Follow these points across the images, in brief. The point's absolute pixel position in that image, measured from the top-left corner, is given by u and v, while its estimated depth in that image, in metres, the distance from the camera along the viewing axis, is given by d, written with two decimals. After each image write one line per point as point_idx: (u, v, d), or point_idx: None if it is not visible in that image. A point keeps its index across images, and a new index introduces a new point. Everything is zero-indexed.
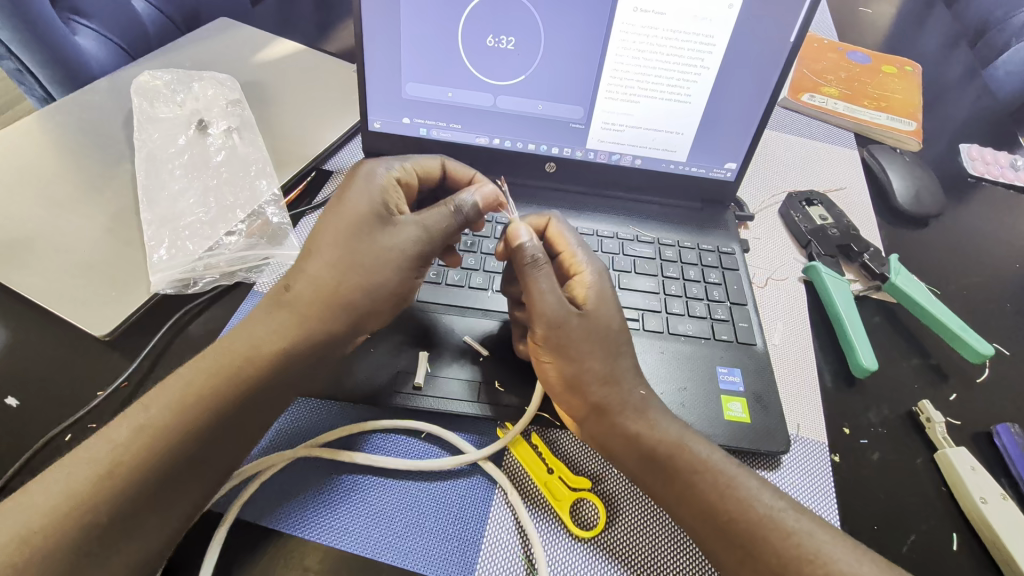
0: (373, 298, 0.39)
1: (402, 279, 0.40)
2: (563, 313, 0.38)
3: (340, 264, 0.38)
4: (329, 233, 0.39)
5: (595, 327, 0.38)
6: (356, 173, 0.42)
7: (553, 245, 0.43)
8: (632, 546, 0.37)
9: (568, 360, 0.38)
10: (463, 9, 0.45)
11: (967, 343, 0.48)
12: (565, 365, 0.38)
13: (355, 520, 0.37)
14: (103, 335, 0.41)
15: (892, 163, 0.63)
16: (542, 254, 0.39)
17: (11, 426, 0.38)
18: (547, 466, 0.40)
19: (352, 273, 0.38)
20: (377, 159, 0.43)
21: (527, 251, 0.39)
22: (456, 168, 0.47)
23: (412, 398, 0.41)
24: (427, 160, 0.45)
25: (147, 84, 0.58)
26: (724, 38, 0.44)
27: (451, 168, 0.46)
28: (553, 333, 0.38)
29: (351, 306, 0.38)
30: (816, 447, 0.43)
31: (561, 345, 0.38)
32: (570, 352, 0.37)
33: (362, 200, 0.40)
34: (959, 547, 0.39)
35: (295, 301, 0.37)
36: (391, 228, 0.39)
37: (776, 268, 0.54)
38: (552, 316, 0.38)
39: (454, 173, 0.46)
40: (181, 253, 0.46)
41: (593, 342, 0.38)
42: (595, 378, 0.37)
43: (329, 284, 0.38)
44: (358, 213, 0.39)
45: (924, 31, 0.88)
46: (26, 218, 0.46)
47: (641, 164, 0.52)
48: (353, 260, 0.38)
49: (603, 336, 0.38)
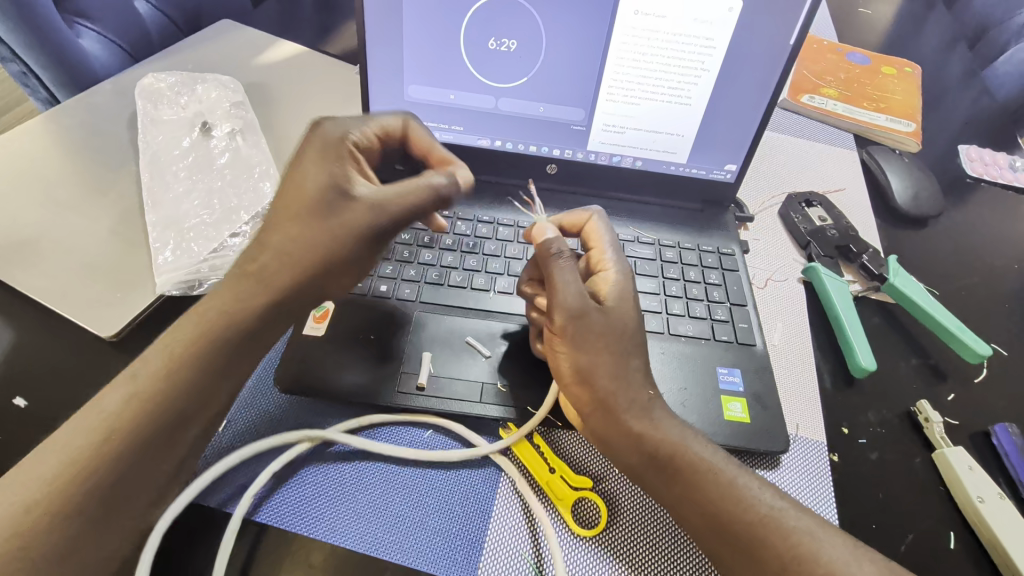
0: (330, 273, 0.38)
1: (362, 256, 0.39)
2: (585, 304, 0.38)
3: (298, 237, 0.37)
4: (285, 201, 0.38)
5: (614, 324, 0.38)
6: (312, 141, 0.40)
7: (588, 241, 0.44)
8: (631, 544, 0.37)
9: (582, 350, 0.37)
10: (465, 13, 0.45)
11: (965, 343, 0.48)
12: (578, 355, 0.37)
13: (359, 518, 0.37)
14: (111, 336, 0.42)
15: (891, 164, 0.64)
16: (567, 249, 0.40)
17: (19, 426, 0.39)
18: (549, 465, 0.40)
19: (310, 244, 0.37)
20: (335, 121, 0.41)
21: (552, 243, 0.40)
22: (418, 131, 0.44)
23: (415, 398, 0.42)
24: (389, 118, 0.44)
25: (151, 86, 0.58)
26: (725, 40, 0.44)
27: (414, 130, 0.44)
28: (571, 322, 0.37)
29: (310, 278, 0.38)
30: (815, 446, 0.43)
31: (577, 335, 0.37)
32: (587, 342, 0.37)
33: (316, 174, 0.38)
34: (957, 544, 0.40)
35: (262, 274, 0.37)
36: (353, 206, 0.38)
37: (776, 269, 0.55)
38: (571, 306, 0.37)
39: (416, 136, 0.44)
40: (185, 255, 0.46)
41: (609, 337, 0.38)
42: (607, 371, 0.37)
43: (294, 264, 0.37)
44: (315, 182, 0.37)
45: (923, 31, 0.89)
46: (30, 220, 0.47)
47: (641, 165, 0.53)
48: (313, 233, 0.37)
49: (619, 333, 0.38)
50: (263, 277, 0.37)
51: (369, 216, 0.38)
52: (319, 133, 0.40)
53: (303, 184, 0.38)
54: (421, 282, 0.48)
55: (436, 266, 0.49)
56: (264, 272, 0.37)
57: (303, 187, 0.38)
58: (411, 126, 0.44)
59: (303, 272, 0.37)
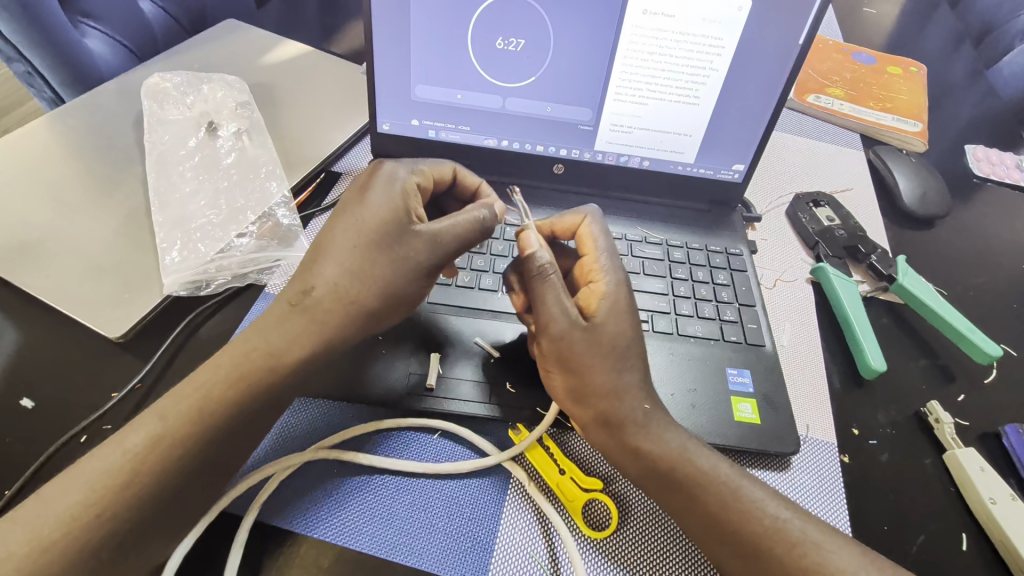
0: (385, 310, 0.39)
1: (414, 291, 0.40)
2: (568, 325, 0.38)
3: (359, 272, 0.38)
4: (341, 233, 0.38)
5: (604, 339, 0.38)
6: (377, 175, 0.41)
7: (582, 245, 0.43)
8: (640, 547, 0.37)
9: (571, 370, 0.38)
10: (473, 12, 0.45)
11: (975, 343, 0.48)
12: (567, 375, 0.38)
13: (368, 520, 0.37)
14: (117, 337, 0.42)
15: (898, 164, 0.64)
16: (551, 265, 0.39)
17: (27, 427, 0.39)
18: (559, 467, 0.40)
19: (372, 279, 0.38)
20: (394, 161, 0.42)
21: (535, 261, 0.39)
22: (467, 175, 0.45)
23: (423, 399, 0.41)
24: (440, 165, 0.44)
25: (157, 85, 0.58)
26: (735, 41, 0.44)
27: (464, 175, 0.45)
28: (556, 344, 0.38)
29: (366, 312, 0.38)
30: (825, 447, 0.43)
31: (564, 357, 0.38)
32: (574, 362, 0.37)
33: (382, 204, 0.39)
34: (969, 547, 0.40)
35: (311, 306, 0.37)
36: (410, 242, 0.38)
37: (785, 270, 0.54)
38: (554, 328, 0.38)
39: (462, 181, 0.45)
40: (193, 256, 0.46)
41: (599, 355, 0.37)
42: (598, 390, 0.37)
43: (347, 291, 0.38)
44: (378, 213, 0.38)
45: (928, 30, 0.89)
46: (36, 220, 0.46)
47: (649, 165, 0.52)
48: (373, 266, 0.38)
49: (610, 348, 0.38)
50: (315, 312, 0.37)
51: (427, 251, 0.39)
52: (382, 171, 0.41)
53: (359, 215, 0.39)
54: None
55: None
56: (318, 308, 0.37)
57: (363, 218, 0.38)
58: (460, 175, 0.45)
59: (362, 309, 0.38)
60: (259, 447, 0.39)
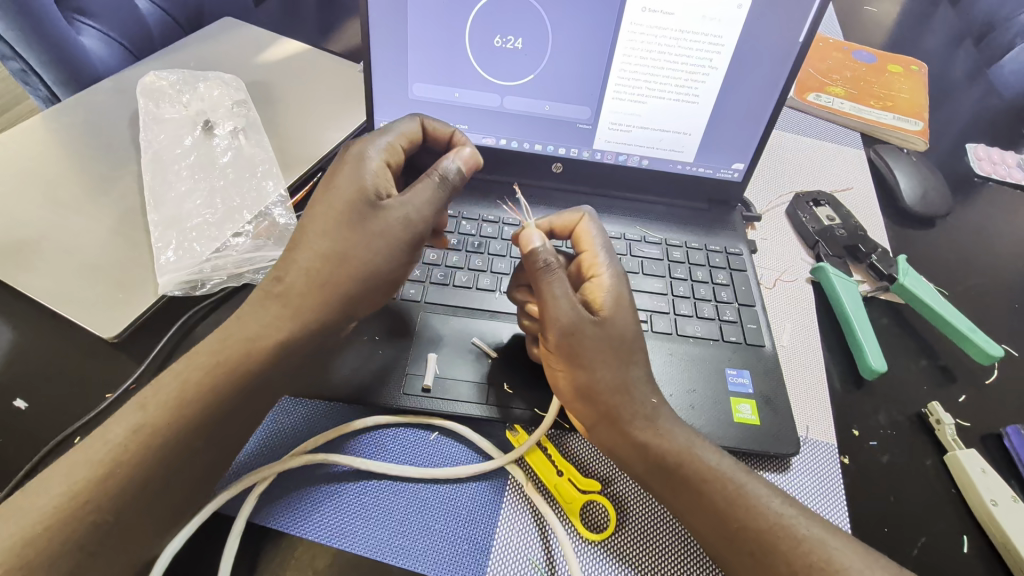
0: (364, 289, 0.38)
1: (397, 268, 0.39)
2: (577, 319, 0.37)
3: (332, 252, 0.37)
4: (319, 224, 0.38)
5: (611, 335, 0.37)
6: (345, 159, 0.40)
7: (578, 243, 0.43)
8: (639, 551, 0.37)
9: (581, 367, 0.37)
10: (470, 10, 0.44)
11: (977, 344, 0.47)
12: (576, 371, 0.37)
13: (364, 523, 0.37)
14: (111, 338, 0.41)
15: (899, 163, 0.63)
16: (555, 259, 0.38)
17: (19, 427, 0.38)
18: (557, 468, 0.39)
19: (348, 259, 0.37)
20: (363, 140, 0.41)
21: (541, 254, 0.38)
22: (435, 125, 0.44)
23: (420, 400, 0.41)
24: (405, 124, 0.43)
25: (152, 84, 0.57)
26: (734, 39, 0.44)
27: (431, 125, 0.44)
28: (566, 340, 0.37)
29: (349, 302, 0.37)
30: (825, 448, 0.43)
31: (574, 353, 0.37)
32: (583, 359, 0.37)
33: (349, 190, 0.38)
34: (970, 548, 0.39)
35: (287, 292, 0.37)
36: (383, 216, 0.38)
37: (786, 269, 0.54)
38: (564, 321, 0.37)
39: (433, 132, 0.44)
40: (188, 255, 0.45)
41: (606, 352, 0.37)
42: (608, 387, 0.37)
43: (320, 271, 0.37)
44: (346, 194, 0.38)
45: (929, 29, 0.88)
46: (30, 219, 0.46)
47: (647, 164, 0.52)
48: (349, 248, 0.37)
49: (616, 344, 0.37)
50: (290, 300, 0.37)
51: (401, 219, 0.38)
52: (347, 156, 0.40)
53: (334, 211, 0.38)
54: (426, 282, 0.47)
55: (441, 266, 0.48)
56: (299, 297, 0.37)
57: (336, 202, 0.38)
58: (427, 123, 0.44)
59: (341, 291, 0.37)
60: (255, 449, 0.39)
